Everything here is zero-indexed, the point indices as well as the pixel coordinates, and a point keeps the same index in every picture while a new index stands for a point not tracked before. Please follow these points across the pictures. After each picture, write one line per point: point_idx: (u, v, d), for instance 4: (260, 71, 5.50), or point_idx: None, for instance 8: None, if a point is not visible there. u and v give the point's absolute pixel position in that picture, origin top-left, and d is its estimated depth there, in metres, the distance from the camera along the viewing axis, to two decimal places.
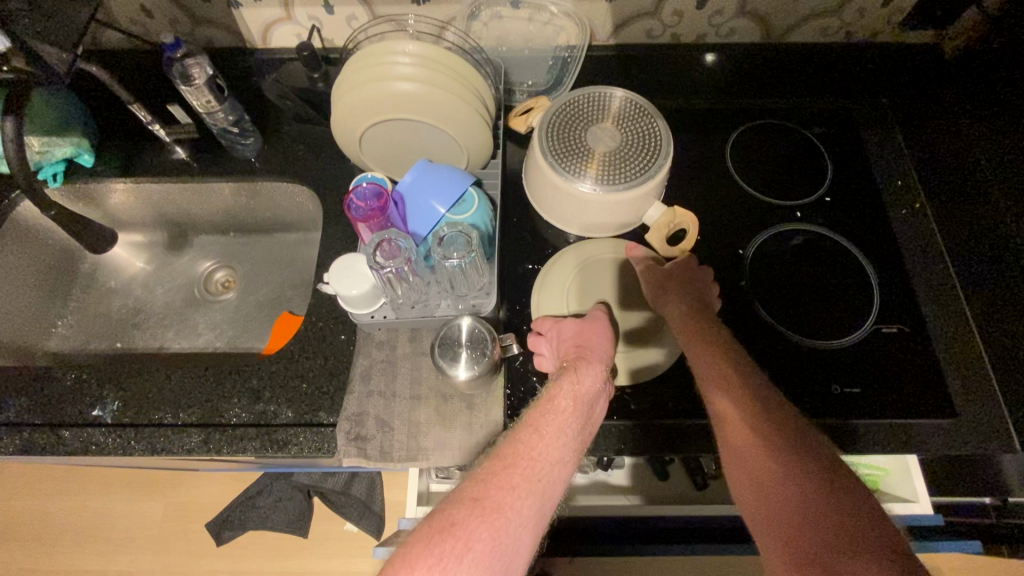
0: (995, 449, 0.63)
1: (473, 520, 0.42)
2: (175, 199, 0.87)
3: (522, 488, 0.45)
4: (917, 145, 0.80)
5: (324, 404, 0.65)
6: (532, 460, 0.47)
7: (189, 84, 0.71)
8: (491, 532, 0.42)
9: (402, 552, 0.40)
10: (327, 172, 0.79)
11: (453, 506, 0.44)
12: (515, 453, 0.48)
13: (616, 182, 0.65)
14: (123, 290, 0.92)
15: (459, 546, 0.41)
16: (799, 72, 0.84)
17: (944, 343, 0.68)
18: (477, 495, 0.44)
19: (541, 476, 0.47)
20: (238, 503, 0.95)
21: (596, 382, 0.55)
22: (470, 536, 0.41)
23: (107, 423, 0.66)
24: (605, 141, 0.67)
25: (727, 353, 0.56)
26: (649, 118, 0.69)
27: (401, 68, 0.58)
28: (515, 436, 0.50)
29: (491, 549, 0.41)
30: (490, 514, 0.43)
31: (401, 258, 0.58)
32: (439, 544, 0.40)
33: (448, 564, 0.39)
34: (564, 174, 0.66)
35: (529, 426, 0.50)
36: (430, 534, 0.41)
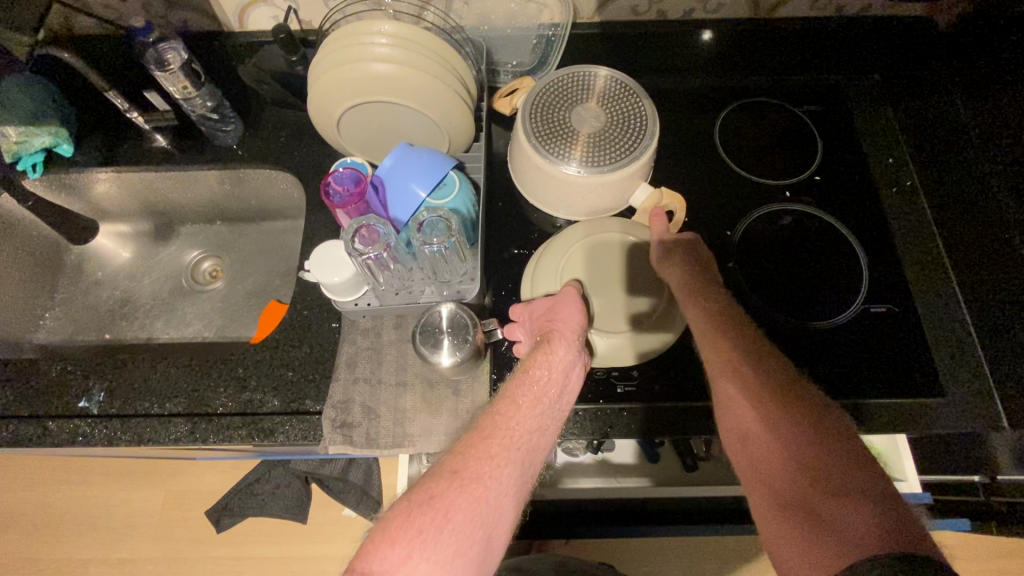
0: (982, 428, 0.63)
1: (452, 492, 0.43)
2: (158, 187, 0.86)
3: (500, 457, 0.46)
4: (909, 121, 0.78)
5: (310, 392, 0.65)
6: (509, 430, 0.48)
7: (164, 69, 0.69)
8: (470, 502, 0.43)
9: (384, 526, 0.41)
10: (310, 158, 0.78)
11: (433, 479, 0.44)
12: (492, 425, 0.49)
13: (602, 164, 0.64)
14: (109, 281, 0.91)
15: (438, 517, 0.41)
16: (789, 47, 0.82)
17: (934, 322, 0.68)
18: (457, 467, 0.45)
19: (518, 444, 0.48)
20: (237, 491, 0.95)
21: (571, 356, 0.55)
22: (449, 506, 0.42)
23: (95, 414, 0.66)
24: (589, 122, 0.66)
25: (718, 320, 0.56)
26: (635, 98, 0.68)
27: (379, 49, 0.57)
28: (494, 410, 0.50)
29: (471, 517, 0.42)
30: (468, 484, 0.44)
31: (379, 243, 0.57)
32: (419, 516, 0.41)
33: (427, 535, 0.40)
34: (548, 156, 0.65)
35: (509, 398, 0.51)
36: (410, 506, 0.42)
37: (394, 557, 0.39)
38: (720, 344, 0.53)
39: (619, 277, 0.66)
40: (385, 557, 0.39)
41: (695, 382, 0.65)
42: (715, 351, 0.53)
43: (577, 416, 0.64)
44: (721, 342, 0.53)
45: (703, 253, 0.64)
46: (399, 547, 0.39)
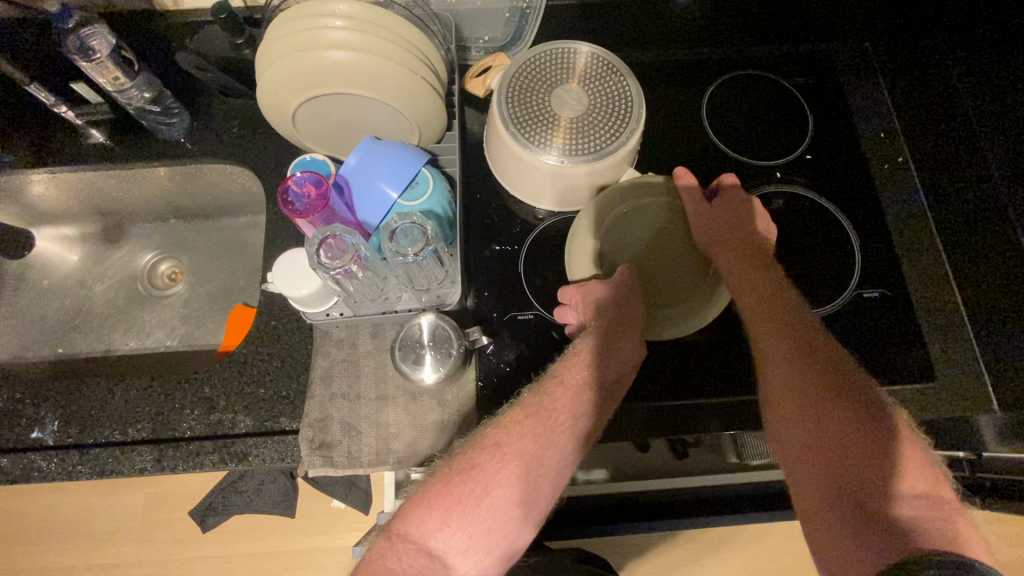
0: (970, 412, 0.63)
1: (494, 466, 0.46)
2: (102, 187, 0.78)
3: (543, 435, 0.48)
4: (900, 92, 0.75)
5: (285, 410, 0.61)
6: (556, 410, 0.50)
7: (89, 59, 0.61)
8: (512, 480, 0.45)
9: (425, 488, 0.46)
10: (267, 152, 0.71)
11: (475, 449, 0.47)
12: (540, 401, 0.50)
13: (586, 152, 0.59)
14: (57, 290, 0.84)
15: (477, 491, 0.45)
16: (778, 14, 0.77)
17: (924, 304, 0.67)
18: (501, 440, 0.48)
19: (564, 426, 0.49)
20: (221, 488, 0.83)
21: (631, 352, 0.56)
22: (489, 479, 0.45)
23: (51, 445, 0.61)
24: (570, 105, 0.61)
25: (792, 330, 0.53)
26: (620, 78, 0.62)
27: (334, 34, 0.50)
28: (542, 389, 0.52)
29: (510, 492, 0.45)
30: (510, 460, 0.46)
31: (349, 256, 0.51)
32: (458, 487, 0.45)
33: (466, 506, 0.44)
34: (528, 145, 0.60)
35: (558, 376, 0.53)
36: (453, 473, 0.46)
37: (431, 522, 0.44)
38: (792, 363, 0.51)
39: (657, 248, 0.63)
40: (424, 520, 0.44)
41: (685, 378, 0.63)
42: (784, 372, 0.51)
43: None
44: (796, 361, 0.51)
45: (742, 216, 0.63)
46: (432, 508, 0.44)
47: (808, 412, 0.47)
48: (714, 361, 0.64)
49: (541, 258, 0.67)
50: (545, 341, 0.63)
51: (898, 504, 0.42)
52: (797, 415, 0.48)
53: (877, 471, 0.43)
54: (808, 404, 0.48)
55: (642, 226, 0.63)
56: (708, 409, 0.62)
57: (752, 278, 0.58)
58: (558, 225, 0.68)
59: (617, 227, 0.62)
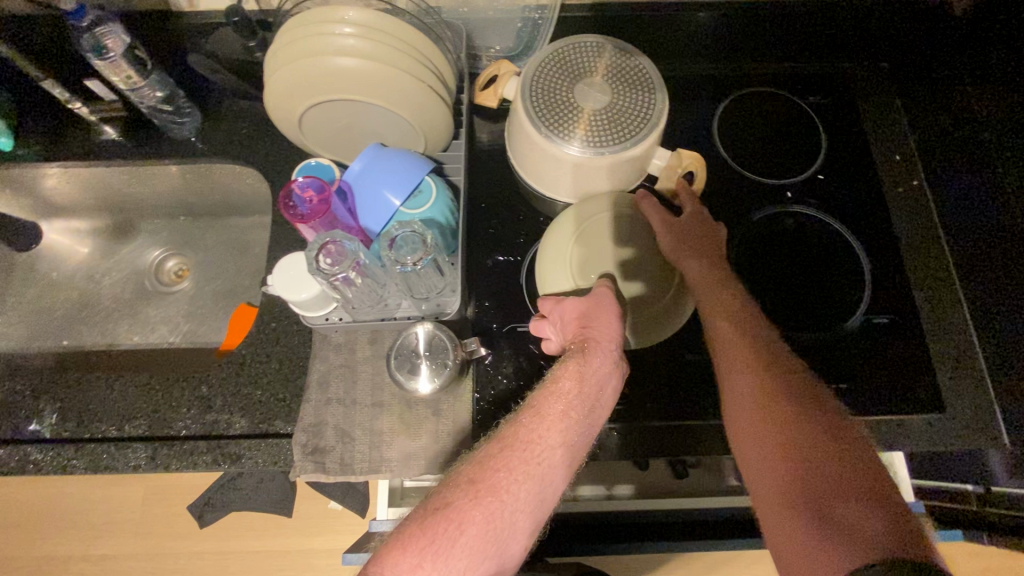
0: (981, 446, 0.61)
1: (468, 503, 0.43)
2: (113, 183, 0.79)
3: (520, 470, 0.45)
4: (916, 115, 0.74)
5: (280, 413, 0.61)
6: (532, 441, 0.47)
7: (102, 57, 0.61)
8: (486, 517, 0.43)
9: (398, 527, 0.42)
10: (275, 154, 0.72)
11: (450, 487, 0.45)
12: (515, 434, 0.47)
13: (623, 140, 0.59)
14: (65, 282, 0.85)
15: (451, 531, 0.42)
16: (794, 34, 0.76)
17: (935, 332, 0.65)
18: (474, 479, 0.45)
19: (541, 459, 0.46)
20: (219, 484, 0.83)
21: (608, 370, 0.52)
22: (463, 518, 0.43)
23: (47, 438, 0.61)
24: (597, 96, 0.60)
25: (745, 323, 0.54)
26: (638, 66, 0.63)
27: (342, 41, 0.50)
28: (518, 419, 0.49)
29: (485, 531, 0.43)
30: (485, 497, 0.44)
31: (349, 261, 0.51)
32: (433, 527, 0.42)
33: (440, 548, 0.41)
34: (566, 141, 0.59)
35: (531, 408, 0.50)
36: (424, 516, 0.43)
37: (404, 565, 0.39)
38: (761, 402, 0.48)
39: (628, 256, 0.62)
40: (394, 565, 0.39)
41: (683, 397, 0.63)
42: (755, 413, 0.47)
43: None
44: (765, 399, 0.48)
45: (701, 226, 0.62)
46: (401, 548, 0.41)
47: (756, 403, 0.48)
48: (715, 382, 0.63)
49: None
50: (544, 354, 0.62)
51: (865, 496, 0.40)
52: (749, 407, 0.48)
53: (859, 512, 0.40)
54: (753, 396, 0.48)
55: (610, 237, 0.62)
56: (707, 429, 0.61)
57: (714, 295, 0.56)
58: None
59: (584, 238, 0.62)
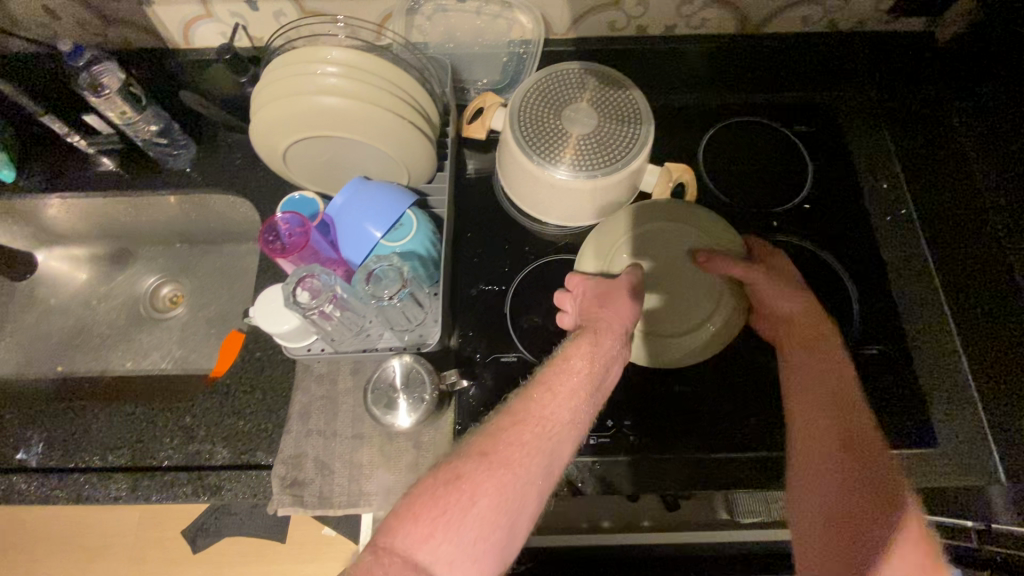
0: (979, 482, 0.59)
1: (481, 474, 0.44)
2: (111, 212, 0.81)
3: (531, 444, 0.46)
4: (906, 143, 0.73)
5: (262, 443, 0.61)
6: (544, 416, 0.48)
7: (99, 94, 0.63)
8: (497, 488, 0.43)
9: (409, 495, 0.43)
10: (267, 185, 0.73)
11: (461, 458, 0.45)
12: (526, 410, 0.49)
13: (609, 165, 0.60)
14: (63, 308, 0.86)
15: (463, 501, 0.42)
16: (783, 67, 0.76)
17: (926, 364, 0.63)
18: (489, 452, 0.45)
19: (552, 432, 0.48)
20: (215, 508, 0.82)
21: (612, 349, 0.55)
22: (476, 489, 0.43)
23: (33, 467, 0.62)
24: (582, 122, 0.61)
25: (832, 381, 0.56)
26: (623, 92, 0.64)
27: (325, 81, 0.52)
28: (529, 393, 0.50)
29: (497, 503, 0.43)
30: (497, 468, 0.44)
31: (325, 296, 0.51)
32: (445, 496, 0.42)
33: (452, 517, 0.41)
34: (553, 167, 0.60)
35: (546, 380, 0.51)
36: (438, 486, 0.43)
37: (416, 534, 0.40)
38: (832, 458, 0.51)
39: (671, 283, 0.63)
40: (408, 533, 0.40)
41: (670, 431, 0.61)
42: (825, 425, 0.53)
43: None
44: (833, 456, 0.51)
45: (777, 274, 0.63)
46: (414, 516, 0.41)
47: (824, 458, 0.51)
48: (700, 414, 0.62)
49: (527, 299, 0.66)
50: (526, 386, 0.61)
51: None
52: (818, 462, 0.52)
53: None
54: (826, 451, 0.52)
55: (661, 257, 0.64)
56: (693, 464, 0.60)
57: (798, 332, 0.60)
58: (547, 267, 0.68)
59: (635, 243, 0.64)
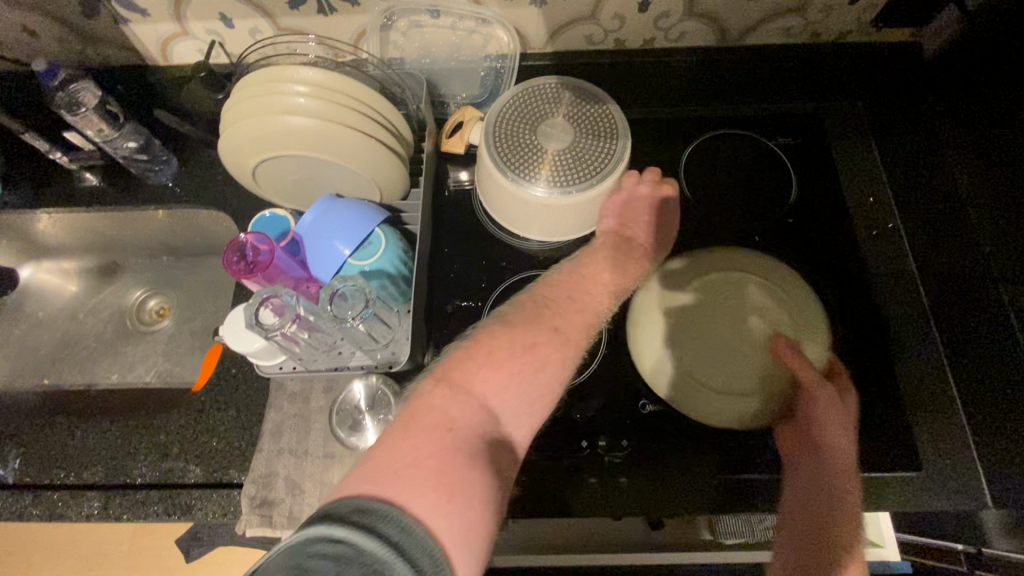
0: (968, 505, 0.57)
1: (547, 346, 0.51)
2: (97, 226, 0.81)
3: (584, 323, 0.55)
4: (892, 155, 0.71)
5: (234, 461, 0.61)
6: (591, 296, 0.59)
7: (76, 112, 0.63)
8: (558, 359, 0.50)
9: (479, 342, 0.49)
10: (245, 200, 0.73)
11: (530, 325, 0.52)
12: (581, 295, 0.58)
13: (585, 181, 0.59)
14: (51, 321, 0.87)
15: (532, 365, 0.49)
16: (765, 79, 0.75)
17: (912, 383, 0.62)
18: (556, 328, 0.53)
19: (595, 309, 0.58)
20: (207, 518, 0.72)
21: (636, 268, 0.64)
22: (541, 363, 0.49)
23: (9, 484, 0.62)
24: (558, 137, 0.60)
25: (841, 457, 0.56)
26: (599, 106, 0.63)
27: (291, 101, 0.52)
28: (577, 277, 0.60)
29: (558, 369, 0.50)
30: (559, 338, 0.52)
31: (288, 316, 0.52)
32: (517, 358, 0.48)
33: (522, 373, 0.48)
34: (529, 184, 0.59)
35: (595, 269, 0.62)
36: (512, 345, 0.49)
37: (494, 384, 0.46)
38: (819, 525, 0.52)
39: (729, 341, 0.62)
40: (483, 378, 0.46)
41: (648, 452, 0.59)
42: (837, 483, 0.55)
43: (521, 489, 0.58)
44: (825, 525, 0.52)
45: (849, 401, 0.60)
46: (485, 363, 0.47)
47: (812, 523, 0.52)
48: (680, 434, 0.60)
49: None
50: None
51: None
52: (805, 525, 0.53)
53: None
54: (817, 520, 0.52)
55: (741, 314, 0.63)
56: (672, 485, 0.58)
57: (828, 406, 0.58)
58: (524, 283, 0.67)
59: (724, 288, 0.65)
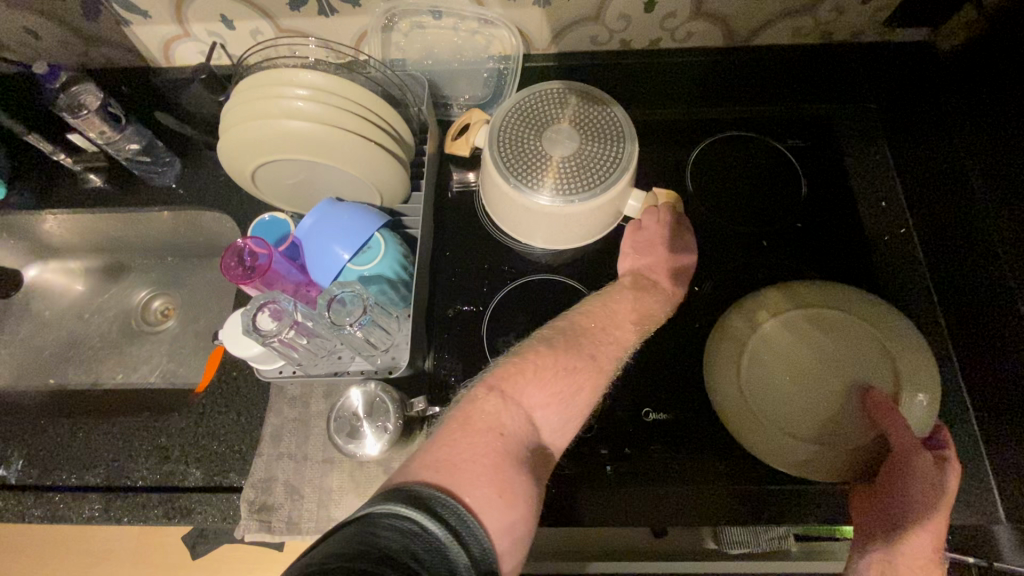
0: (979, 520, 0.56)
1: (585, 372, 0.51)
2: (101, 227, 0.82)
3: (614, 347, 0.56)
4: (903, 158, 0.70)
5: (235, 465, 0.61)
6: (622, 323, 0.58)
7: (76, 115, 0.63)
8: (590, 385, 0.51)
9: (525, 358, 0.50)
10: (248, 202, 0.73)
11: (572, 352, 0.52)
12: (613, 316, 0.58)
13: (590, 189, 0.58)
14: (56, 321, 0.87)
15: (571, 386, 0.50)
16: (775, 80, 0.73)
17: None
18: (593, 354, 0.53)
19: (623, 338, 0.57)
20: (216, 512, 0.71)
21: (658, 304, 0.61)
22: (581, 385, 0.50)
23: (12, 485, 0.62)
24: (563, 145, 0.59)
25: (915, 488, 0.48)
26: (605, 110, 0.62)
27: (290, 105, 0.51)
28: (607, 299, 0.60)
29: (594, 394, 0.51)
30: (595, 366, 0.52)
31: (286, 322, 0.52)
32: (559, 376, 0.50)
33: (564, 393, 0.49)
34: (533, 193, 0.59)
35: (618, 297, 0.60)
36: (557, 366, 0.50)
37: (538, 398, 0.47)
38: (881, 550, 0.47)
39: (802, 379, 0.56)
40: (532, 395, 0.47)
41: (651, 461, 0.58)
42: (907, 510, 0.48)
43: None
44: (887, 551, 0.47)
45: (952, 470, 0.50)
46: (533, 380, 0.48)
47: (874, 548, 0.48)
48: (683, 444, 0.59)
49: (505, 321, 0.64)
50: None
51: None
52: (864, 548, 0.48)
53: None
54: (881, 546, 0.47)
55: (827, 358, 0.57)
56: (674, 495, 0.57)
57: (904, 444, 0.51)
58: (527, 287, 0.66)
59: (813, 330, 0.58)
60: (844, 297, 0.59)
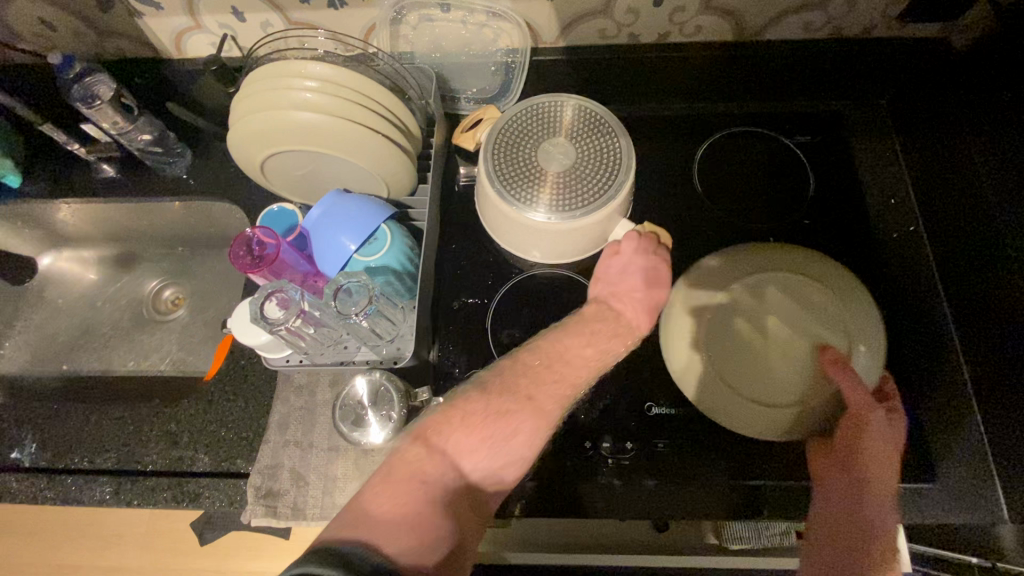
0: (981, 518, 0.55)
1: (521, 412, 0.47)
2: (113, 216, 0.83)
3: (566, 384, 0.51)
4: (912, 154, 0.70)
5: (242, 451, 0.62)
6: (579, 355, 0.54)
7: (91, 106, 0.65)
8: (534, 424, 0.47)
9: (453, 405, 0.47)
10: (257, 193, 0.73)
11: (505, 393, 0.48)
12: (565, 350, 0.54)
13: (585, 205, 0.58)
14: (69, 308, 0.89)
15: (505, 431, 0.46)
16: (784, 74, 0.73)
17: (927, 389, 0.61)
18: (531, 396, 0.49)
19: (580, 371, 0.53)
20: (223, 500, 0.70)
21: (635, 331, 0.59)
22: (517, 426, 0.46)
23: (26, 468, 0.64)
24: (558, 160, 0.59)
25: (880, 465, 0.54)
26: (603, 125, 0.62)
27: (300, 98, 0.52)
28: (564, 330, 0.56)
29: (533, 440, 0.47)
30: (535, 405, 0.48)
31: (292, 311, 0.53)
32: (494, 419, 0.46)
33: (495, 438, 0.45)
34: (526, 208, 0.58)
35: (582, 329, 0.56)
36: (487, 411, 0.46)
37: (465, 445, 0.44)
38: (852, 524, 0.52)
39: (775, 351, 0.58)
40: (458, 442, 0.44)
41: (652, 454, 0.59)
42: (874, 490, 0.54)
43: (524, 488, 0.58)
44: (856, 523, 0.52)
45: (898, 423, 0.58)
46: (460, 426, 0.45)
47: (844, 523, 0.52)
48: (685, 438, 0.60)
49: (509, 314, 0.65)
50: None
51: None
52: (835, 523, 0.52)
53: None
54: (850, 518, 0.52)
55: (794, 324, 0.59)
56: (675, 489, 0.58)
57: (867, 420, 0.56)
58: (531, 281, 0.66)
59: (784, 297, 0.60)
60: (805, 266, 0.61)
